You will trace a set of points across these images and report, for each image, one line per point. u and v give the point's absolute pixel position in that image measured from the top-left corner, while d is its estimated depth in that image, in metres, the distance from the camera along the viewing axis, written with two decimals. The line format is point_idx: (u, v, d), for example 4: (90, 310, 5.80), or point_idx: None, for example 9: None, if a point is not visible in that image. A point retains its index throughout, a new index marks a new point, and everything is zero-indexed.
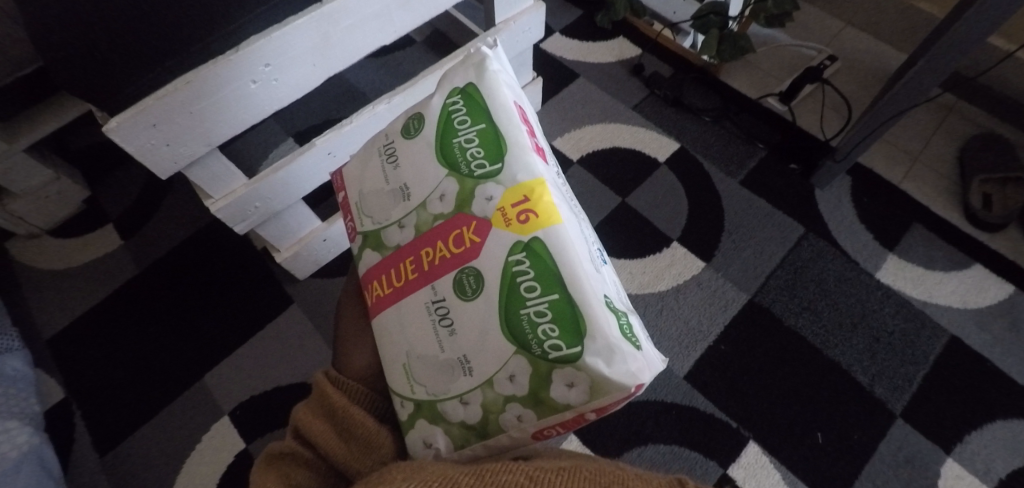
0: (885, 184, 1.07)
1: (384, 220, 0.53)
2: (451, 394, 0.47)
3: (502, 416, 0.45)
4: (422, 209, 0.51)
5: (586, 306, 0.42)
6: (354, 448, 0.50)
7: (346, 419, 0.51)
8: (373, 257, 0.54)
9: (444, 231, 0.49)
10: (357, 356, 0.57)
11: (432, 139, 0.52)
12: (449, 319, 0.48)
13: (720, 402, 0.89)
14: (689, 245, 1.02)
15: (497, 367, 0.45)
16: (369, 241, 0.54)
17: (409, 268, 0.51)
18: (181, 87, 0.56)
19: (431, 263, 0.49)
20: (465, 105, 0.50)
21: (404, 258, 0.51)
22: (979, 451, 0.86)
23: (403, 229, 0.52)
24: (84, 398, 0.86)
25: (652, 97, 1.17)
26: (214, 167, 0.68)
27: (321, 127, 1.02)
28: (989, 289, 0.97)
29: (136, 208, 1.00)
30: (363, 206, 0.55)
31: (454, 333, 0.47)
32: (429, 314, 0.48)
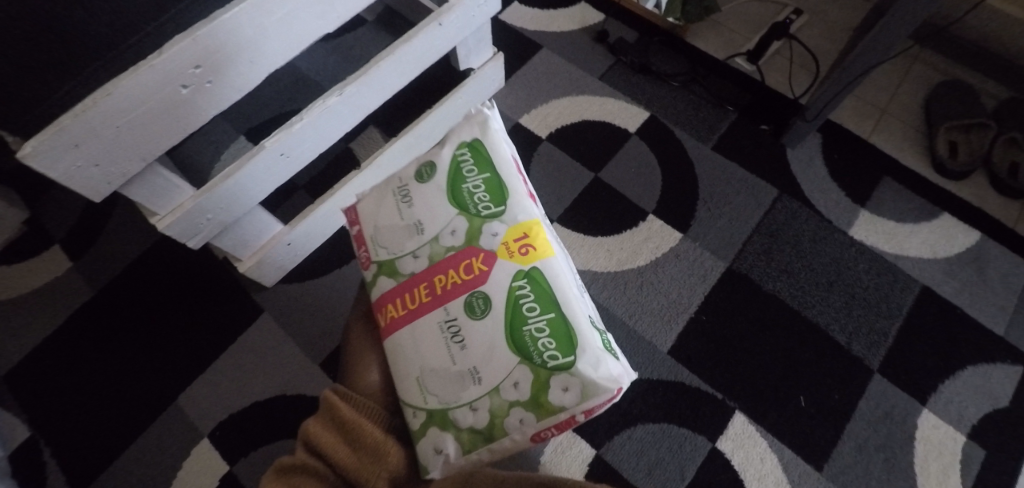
0: (855, 139, 1.07)
1: (397, 250, 0.53)
2: (461, 401, 0.48)
3: (506, 419, 0.47)
4: (434, 242, 0.52)
5: (577, 321, 0.48)
6: (371, 462, 0.48)
7: (362, 434, 0.48)
8: (387, 284, 0.53)
9: (455, 261, 0.51)
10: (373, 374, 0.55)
11: (443, 182, 0.54)
12: (460, 337, 0.49)
13: (704, 373, 0.90)
14: (665, 217, 1.01)
15: (503, 376, 0.47)
16: (384, 269, 0.53)
17: (422, 293, 0.51)
18: (99, 100, 0.50)
19: (445, 288, 0.50)
20: (472, 157, 0.54)
21: (416, 285, 0.52)
22: (952, 397, 0.89)
23: (417, 258, 0.52)
24: (51, 433, 0.82)
25: (619, 65, 1.14)
26: (155, 182, 0.63)
27: (273, 123, 0.95)
28: (957, 237, 0.99)
29: (84, 225, 0.94)
30: (376, 239, 0.54)
31: (465, 348, 0.49)
32: (443, 334, 0.49)
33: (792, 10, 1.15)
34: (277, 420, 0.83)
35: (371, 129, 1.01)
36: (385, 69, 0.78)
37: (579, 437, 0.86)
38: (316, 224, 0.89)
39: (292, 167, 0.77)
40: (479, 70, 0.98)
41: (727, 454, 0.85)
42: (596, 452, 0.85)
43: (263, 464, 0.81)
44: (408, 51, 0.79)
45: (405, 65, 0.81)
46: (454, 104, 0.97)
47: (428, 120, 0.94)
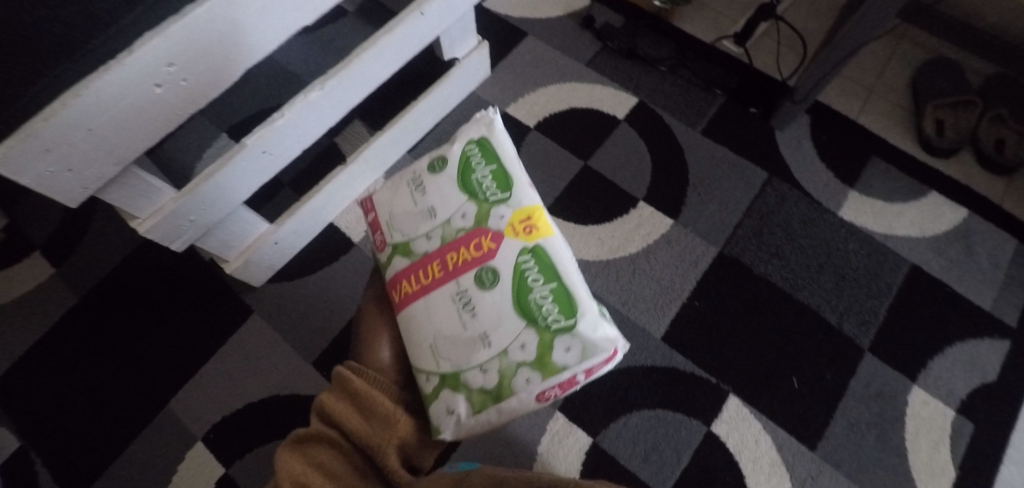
0: (843, 120, 1.07)
1: (411, 232, 0.55)
2: (472, 364, 0.50)
3: (515, 380, 0.49)
4: (446, 224, 0.54)
5: (577, 291, 0.50)
6: (382, 428, 0.47)
7: (371, 402, 0.48)
8: (400, 263, 0.54)
9: (465, 240, 0.53)
10: (384, 350, 0.55)
11: (453, 172, 0.55)
12: (471, 306, 0.51)
13: (698, 358, 0.90)
14: (655, 204, 1.00)
15: (511, 339, 0.49)
16: (398, 250, 0.55)
17: (434, 269, 0.53)
18: (70, 102, 0.49)
19: (455, 264, 0.52)
20: (479, 150, 0.56)
21: (428, 262, 0.53)
22: (942, 373, 0.90)
23: (430, 239, 0.54)
24: (42, 442, 0.81)
25: (605, 51, 1.12)
26: (134, 185, 0.62)
27: (255, 119, 0.94)
28: (945, 214, 0.99)
29: (65, 230, 0.93)
30: (390, 223, 0.56)
31: (475, 315, 0.50)
32: (455, 305, 0.51)
33: None
34: (272, 420, 0.83)
35: (355, 122, 0.99)
36: (367, 61, 0.76)
37: (575, 426, 0.86)
38: (304, 221, 0.88)
39: (275, 165, 0.75)
40: (463, 61, 0.97)
41: (722, 437, 0.86)
42: (592, 439, 0.85)
43: (259, 464, 0.80)
44: (389, 43, 0.77)
45: (388, 56, 0.79)
46: (438, 96, 0.97)
47: (413, 112, 0.93)
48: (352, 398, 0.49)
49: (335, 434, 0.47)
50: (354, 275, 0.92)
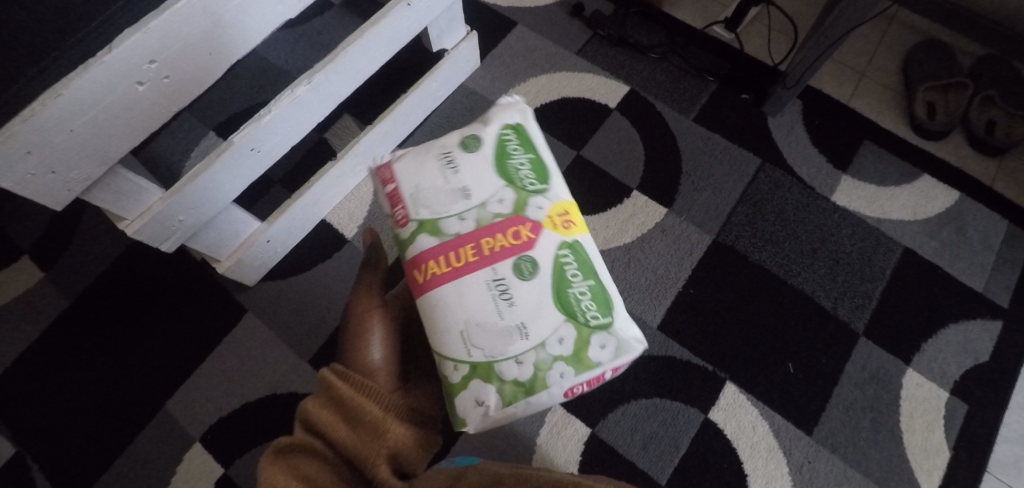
0: (835, 104, 1.07)
1: (443, 210, 0.51)
2: (506, 354, 0.48)
3: (550, 373, 0.47)
4: (482, 208, 0.51)
5: (610, 290, 0.51)
6: (369, 437, 0.48)
7: (359, 410, 0.49)
8: (429, 241, 0.50)
9: (502, 226, 0.50)
10: (372, 355, 0.57)
11: (491, 154, 0.53)
12: (508, 294, 0.49)
13: (694, 346, 0.91)
14: (649, 193, 1.00)
15: (550, 331, 0.48)
16: (426, 227, 0.51)
17: (468, 252, 0.50)
18: (49, 103, 0.47)
19: (492, 250, 0.50)
20: (517, 137, 0.55)
21: (461, 244, 0.50)
22: (935, 355, 0.91)
23: (463, 220, 0.51)
24: (38, 448, 0.81)
25: (596, 39, 1.11)
26: (121, 186, 0.60)
27: (243, 116, 0.92)
28: (937, 197, 1.00)
29: (52, 233, 0.91)
30: (417, 198, 0.52)
31: (514, 304, 0.48)
32: (492, 292, 0.49)
33: None
34: (270, 419, 0.82)
35: (345, 117, 0.98)
36: (355, 54, 0.75)
37: (574, 417, 0.86)
38: (295, 218, 0.87)
39: (264, 162, 0.74)
40: (452, 52, 0.96)
41: (719, 424, 0.86)
42: (591, 430, 0.85)
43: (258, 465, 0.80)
44: (377, 35, 0.76)
45: (375, 48, 0.78)
46: (428, 88, 0.95)
47: (403, 106, 0.92)
48: (336, 406, 0.50)
49: (319, 446, 0.48)
50: (348, 272, 0.91)
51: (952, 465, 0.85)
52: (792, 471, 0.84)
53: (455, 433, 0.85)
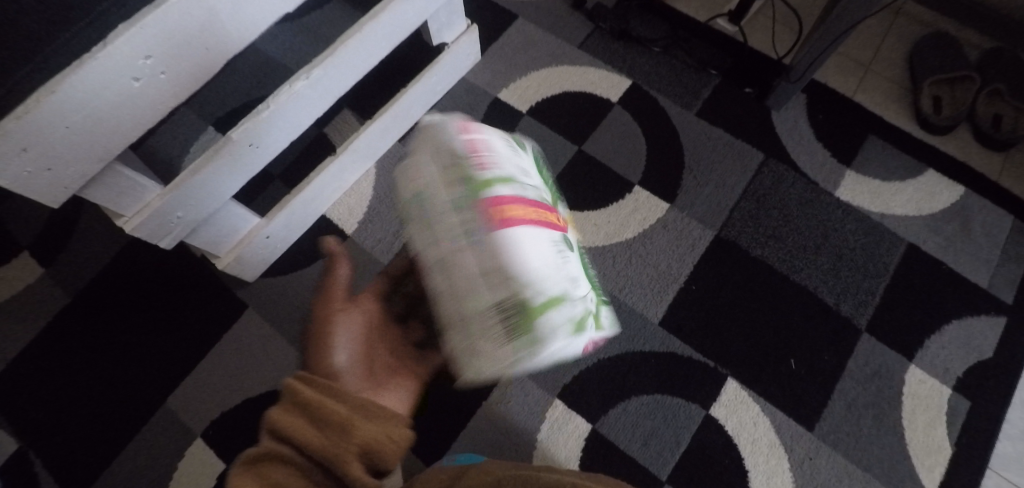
0: (839, 98, 1.05)
1: (517, 173, 0.53)
2: (567, 301, 0.51)
3: (584, 323, 0.53)
4: (538, 185, 0.55)
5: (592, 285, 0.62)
6: (337, 437, 0.47)
7: (324, 410, 0.49)
8: (510, 190, 0.51)
9: (550, 205, 0.55)
10: (336, 360, 0.60)
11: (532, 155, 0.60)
12: (565, 254, 0.53)
13: (695, 342, 0.90)
14: (651, 188, 0.99)
15: (585, 293, 0.54)
16: (507, 180, 0.52)
17: (539, 211, 0.52)
18: (43, 100, 0.47)
19: (551, 218, 0.54)
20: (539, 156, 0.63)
21: (534, 203, 0.53)
22: (938, 352, 0.90)
23: (531, 188, 0.54)
24: (40, 443, 0.81)
25: (598, 32, 1.10)
26: (118, 183, 0.60)
27: (241, 110, 0.91)
28: (942, 193, 0.99)
29: (52, 229, 0.91)
30: (498, 155, 0.53)
31: (569, 263, 0.52)
32: (555, 249, 0.51)
33: None
34: None
35: (345, 111, 0.97)
36: (353, 48, 0.74)
37: (575, 413, 0.86)
38: (294, 214, 0.87)
39: (262, 157, 0.74)
40: (452, 45, 0.95)
41: (720, 420, 0.86)
42: (592, 425, 0.85)
43: None
44: (375, 29, 0.75)
45: (374, 42, 0.77)
46: (428, 82, 0.95)
47: (403, 100, 0.91)
48: (302, 410, 0.49)
49: (288, 452, 0.47)
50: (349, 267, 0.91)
51: (954, 462, 0.84)
52: (792, 467, 0.84)
53: (456, 429, 0.85)
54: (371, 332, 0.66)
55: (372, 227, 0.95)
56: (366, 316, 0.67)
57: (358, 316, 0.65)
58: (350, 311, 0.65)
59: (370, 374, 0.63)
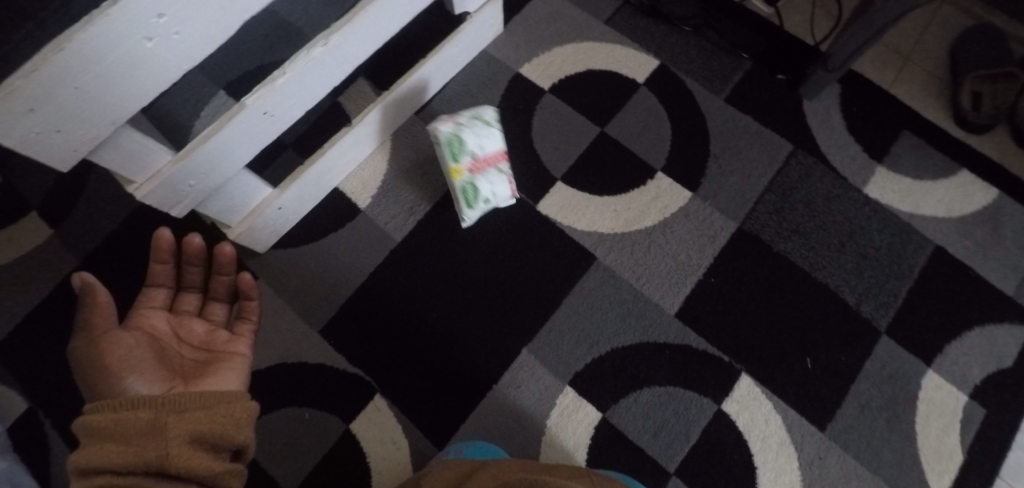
0: (875, 90, 1.01)
1: (493, 194, 0.88)
2: (483, 146, 0.87)
3: (471, 141, 0.86)
4: (482, 184, 0.87)
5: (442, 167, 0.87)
6: (150, 441, 0.49)
7: (128, 424, 0.50)
8: (499, 182, 0.88)
9: (478, 168, 0.86)
10: (129, 378, 0.59)
11: (475, 205, 0.87)
12: (478, 150, 0.86)
13: (712, 336, 0.88)
14: (674, 175, 0.96)
15: (471, 142, 0.86)
16: (499, 172, 0.88)
17: (487, 162, 0.87)
18: (52, 58, 0.44)
19: (482, 167, 0.87)
20: (468, 195, 0.86)
21: (490, 160, 0.87)
22: (957, 358, 0.88)
23: (491, 186, 0.87)
24: (49, 404, 0.81)
25: (626, 8, 1.06)
26: (131, 149, 0.57)
27: (254, 76, 0.89)
28: (974, 195, 0.95)
29: (61, 191, 0.90)
30: (498, 194, 0.88)
31: (481, 148, 0.87)
32: (487, 175, 0.87)
33: None
34: (282, 388, 0.84)
35: (360, 80, 0.94)
36: (374, 14, 0.70)
37: (585, 401, 0.85)
38: (307, 186, 0.85)
39: (276, 126, 0.71)
40: (475, 15, 0.91)
41: (732, 416, 0.85)
42: (602, 414, 0.84)
43: (273, 430, 0.82)
44: None
45: (395, 9, 0.73)
46: (447, 54, 0.91)
47: (421, 71, 0.88)
48: (104, 434, 0.50)
49: (105, 480, 0.46)
50: (360, 242, 0.91)
51: (964, 468, 0.83)
52: (802, 466, 0.83)
53: (463, 412, 0.83)
54: (173, 330, 0.72)
55: (385, 201, 0.93)
56: (156, 331, 0.70)
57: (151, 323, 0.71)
58: (124, 334, 0.64)
59: (178, 377, 0.64)
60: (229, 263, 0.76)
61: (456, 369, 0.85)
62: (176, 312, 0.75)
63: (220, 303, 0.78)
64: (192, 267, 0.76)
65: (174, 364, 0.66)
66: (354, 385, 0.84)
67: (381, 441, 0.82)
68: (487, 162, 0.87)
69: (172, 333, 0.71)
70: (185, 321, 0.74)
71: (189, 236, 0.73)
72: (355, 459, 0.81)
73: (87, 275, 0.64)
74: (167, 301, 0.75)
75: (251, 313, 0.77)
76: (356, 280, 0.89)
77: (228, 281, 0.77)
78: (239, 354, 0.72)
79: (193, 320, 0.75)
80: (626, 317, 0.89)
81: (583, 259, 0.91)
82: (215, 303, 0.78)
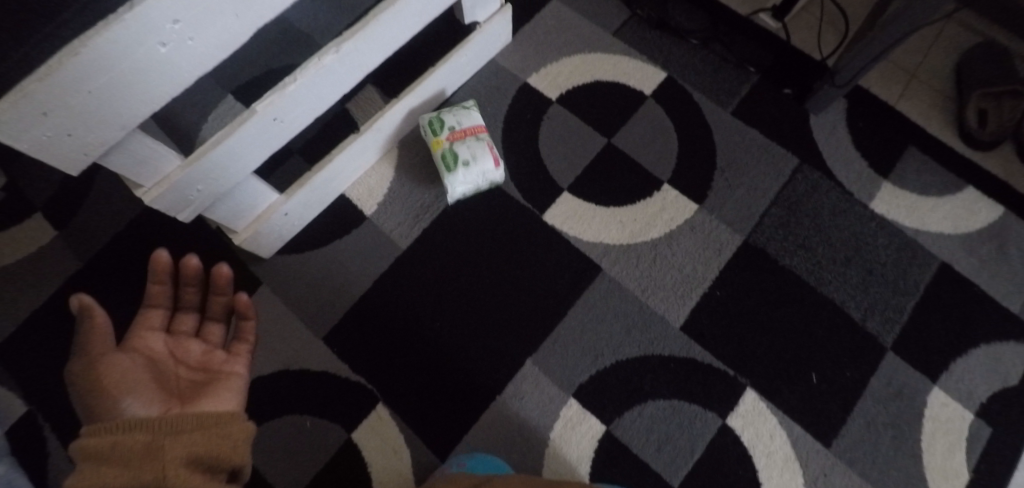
0: (881, 106, 1.02)
1: (473, 159, 0.87)
2: (463, 121, 0.90)
3: (451, 117, 0.90)
4: (461, 149, 0.88)
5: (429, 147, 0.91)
6: (148, 461, 0.47)
7: (122, 447, 0.48)
8: (480, 147, 0.88)
9: (456, 136, 0.88)
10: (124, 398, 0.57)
11: (456, 170, 0.87)
12: (456, 123, 0.89)
13: (717, 349, 0.88)
14: (680, 188, 0.96)
15: (450, 119, 0.90)
16: (479, 140, 0.89)
17: (467, 133, 0.89)
18: (66, 63, 0.43)
19: (461, 136, 0.88)
20: (447, 160, 0.87)
21: (469, 130, 0.89)
22: (963, 375, 0.88)
23: (469, 151, 0.88)
24: (49, 407, 0.80)
25: (634, 20, 1.06)
26: (141, 154, 0.57)
27: (262, 81, 0.89)
28: (980, 212, 0.95)
29: (66, 193, 0.90)
30: (480, 162, 0.88)
31: (459, 121, 0.90)
32: (466, 144, 0.88)
33: None
34: (283, 395, 0.83)
35: (368, 87, 0.94)
36: (386, 22, 0.70)
37: (589, 413, 0.84)
38: (314, 192, 0.85)
39: (285, 133, 0.71)
40: (484, 25, 0.91)
41: (737, 430, 0.84)
42: (607, 427, 0.83)
43: (274, 438, 0.81)
44: (410, 4, 0.71)
45: (406, 18, 0.73)
46: (456, 63, 0.91)
47: (430, 80, 0.88)
48: (95, 459, 0.48)
49: None
50: (365, 249, 0.90)
51: None
52: (807, 482, 0.82)
53: (466, 423, 0.83)
54: (170, 351, 0.71)
55: (390, 208, 0.93)
56: (154, 352, 0.69)
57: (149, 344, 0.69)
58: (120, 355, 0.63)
59: (174, 398, 0.62)
60: (225, 283, 0.76)
61: (459, 380, 0.85)
62: (173, 333, 0.74)
63: (217, 323, 0.77)
64: (189, 287, 0.76)
65: (170, 385, 0.64)
66: (357, 394, 0.84)
67: (383, 451, 0.81)
68: (466, 132, 0.89)
69: (168, 354, 0.70)
70: (182, 341, 0.73)
71: (188, 256, 0.74)
72: (356, 469, 0.80)
73: (85, 296, 0.62)
74: (165, 322, 0.74)
75: (248, 333, 0.75)
76: (360, 288, 0.88)
77: (225, 301, 0.77)
78: (236, 373, 0.70)
79: (191, 341, 0.73)
80: (631, 329, 0.88)
81: (588, 270, 0.91)
82: (213, 323, 0.77)
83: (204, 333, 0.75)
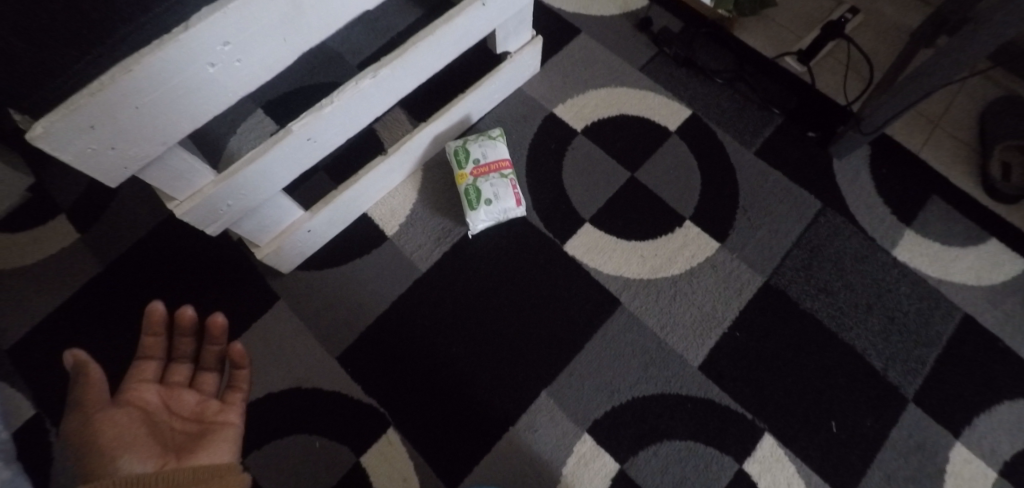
0: (905, 153, 1.02)
1: (496, 195, 0.88)
2: (490, 153, 0.91)
3: (477, 148, 0.91)
4: (484, 184, 0.89)
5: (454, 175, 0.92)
6: None
7: None
8: (503, 182, 0.89)
9: (481, 170, 0.89)
10: (123, 460, 0.56)
11: (477, 203, 0.88)
12: (482, 156, 0.90)
13: (735, 391, 0.87)
14: (702, 225, 0.96)
15: (477, 150, 0.90)
16: (503, 176, 0.89)
17: (491, 167, 0.90)
18: (119, 78, 0.44)
19: (486, 171, 0.89)
20: (470, 194, 0.88)
21: (494, 164, 0.90)
22: (986, 432, 0.86)
23: (493, 186, 0.88)
24: (57, 412, 0.79)
25: (661, 56, 1.07)
26: (175, 168, 0.57)
27: (293, 98, 0.90)
28: (1004, 264, 0.95)
29: (92, 196, 0.91)
30: (502, 196, 0.88)
31: (485, 153, 0.90)
32: (491, 178, 0.89)
33: (847, 8, 1.09)
34: (298, 412, 0.82)
35: (397, 110, 0.95)
36: (423, 50, 0.71)
37: (603, 450, 0.82)
38: (338, 210, 0.85)
39: (316, 153, 0.71)
40: (515, 55, 0.92)
41: (753, 476, 0.82)
42: (620, 466, 0.82)
43: (281, 459, 0.80)
44: (449, 33, 0.72)
45: (443, 47, 0.74)
46: (485, 90, 0.92)
47: (458, 106, 0.89)
48: None
49: None
50: (385, 270, 0.90)
51: None
52: None
53: (476, 457, 0.81)
54: (165, 403, 0.67)
55: (412, 229, 0.93)
56: (149, 405, 0.66)
57: (143, 396, 0.66)
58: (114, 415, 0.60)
59: (171, 456, 0.60)
60: (221, 333, 0.74)
61: (467, 421, 0.83)
62: (166, 383, 0.70)
63: (211, 372, 0.74)
64: (183, 337, 0.72)
65: (168, 445, 0.62)
66: (367, 418, 0.82)
67: (392, 479, 0.79)
68: (491, 168, 0.90)
69: (163, 406, 0.67)
70: (176, 391, 0.69)
71: (183, 306, 0.71)
72: None
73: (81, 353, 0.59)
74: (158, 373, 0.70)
75: (242, 381, 0.73)
76: (377, 309, 0.88)
77: (219, 351, 0.74)
78: (231, 425, 0.68)
79: (184, 390, 0.70)
80: (648, 366, 0.87)
81: (607, 303, 0.90)
82: (207, 373, 0.74)
83: (199, 383, 0.72)
